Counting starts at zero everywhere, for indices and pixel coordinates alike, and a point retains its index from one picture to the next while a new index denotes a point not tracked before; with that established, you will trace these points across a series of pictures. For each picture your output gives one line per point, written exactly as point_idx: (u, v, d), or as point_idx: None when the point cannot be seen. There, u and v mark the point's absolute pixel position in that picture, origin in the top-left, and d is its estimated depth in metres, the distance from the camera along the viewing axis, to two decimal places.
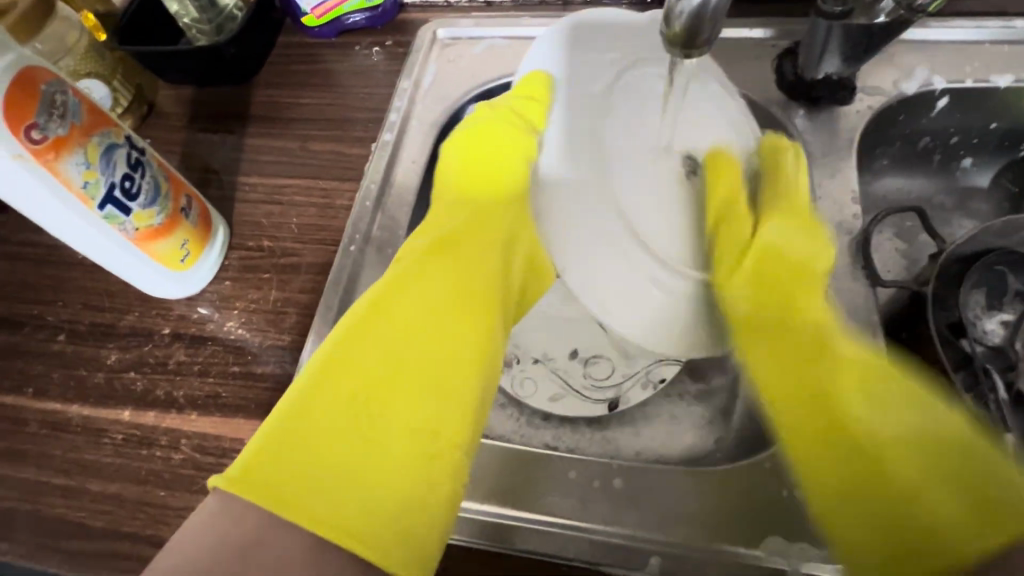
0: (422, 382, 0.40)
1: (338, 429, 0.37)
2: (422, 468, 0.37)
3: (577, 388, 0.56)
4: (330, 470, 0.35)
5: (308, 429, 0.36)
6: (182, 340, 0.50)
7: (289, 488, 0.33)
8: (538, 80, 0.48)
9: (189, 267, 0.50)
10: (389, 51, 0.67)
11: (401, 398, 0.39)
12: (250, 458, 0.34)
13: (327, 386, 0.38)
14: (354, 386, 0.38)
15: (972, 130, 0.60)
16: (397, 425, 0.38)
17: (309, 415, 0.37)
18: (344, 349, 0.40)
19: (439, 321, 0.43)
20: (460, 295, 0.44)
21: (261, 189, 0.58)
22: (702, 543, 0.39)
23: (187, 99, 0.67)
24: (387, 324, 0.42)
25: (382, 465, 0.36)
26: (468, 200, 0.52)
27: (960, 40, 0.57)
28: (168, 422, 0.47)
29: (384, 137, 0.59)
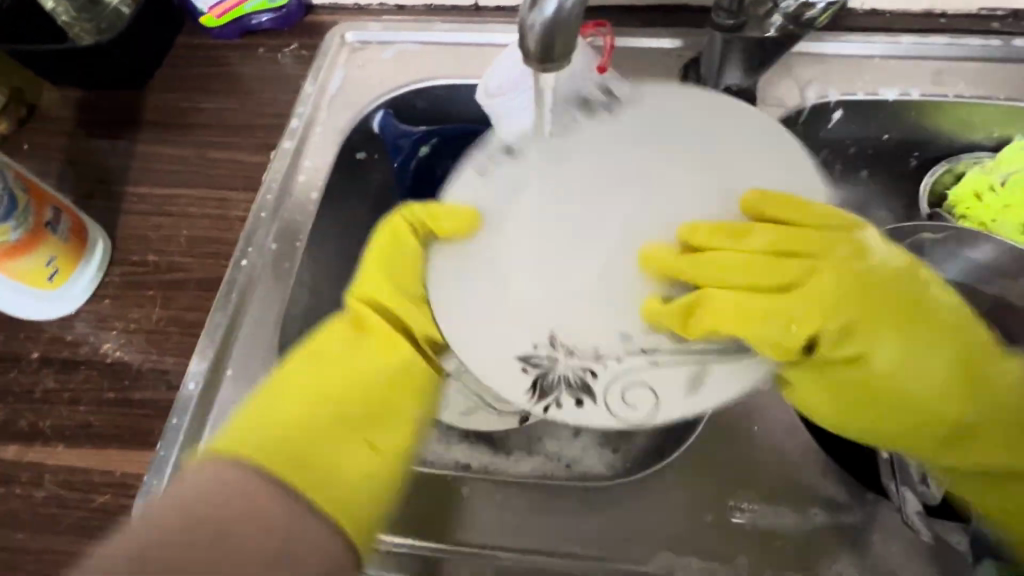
0: (355, 420, 0.36)
1: (323, 459, 0.33)
2: (379, 483, 0.34)
3: (490, 402, 0.52)
4: (292, 435, 0.33)
5: (283, 412, 0.35)
6: (52, 365, 0.46)
7: (289, 459, 0.32)
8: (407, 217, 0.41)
9: (58, 286, 0.47)
10: (296, 54, 0.65)
11: (391, 413, 0.37)
12: (238, 438, 0.33)
13: (312, 378, 0.37)
14: (294, 386, 0.36)
15: (868, 140, 0.62)
16: (389, 435, 0.37)
17: (274, 417, 0.34)
18: (299, 367, 0.37)
19: (381, 411, 0.37)
20: (366, 376, 0.37)
21: (150, 199, 0.55)
22: (595, 561, 0.39)
23: (73, 102, 0.62)
24: (310, 370, 0.37)
25: (322, 477, 0.33)
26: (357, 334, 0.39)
27: (852, 52, 0.59)
28: (31, 456, 0.43)
29: (284, 145, 0.56)
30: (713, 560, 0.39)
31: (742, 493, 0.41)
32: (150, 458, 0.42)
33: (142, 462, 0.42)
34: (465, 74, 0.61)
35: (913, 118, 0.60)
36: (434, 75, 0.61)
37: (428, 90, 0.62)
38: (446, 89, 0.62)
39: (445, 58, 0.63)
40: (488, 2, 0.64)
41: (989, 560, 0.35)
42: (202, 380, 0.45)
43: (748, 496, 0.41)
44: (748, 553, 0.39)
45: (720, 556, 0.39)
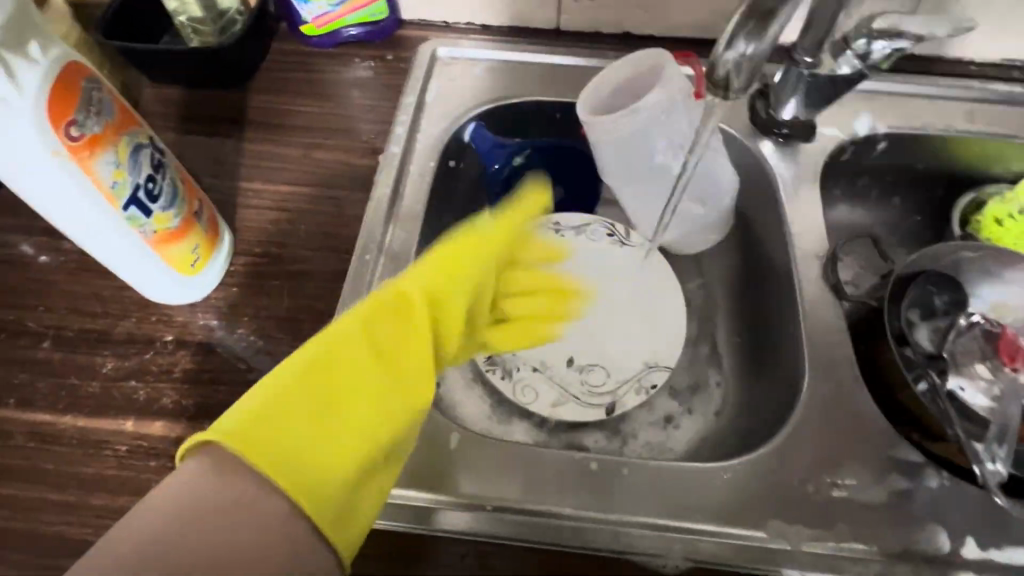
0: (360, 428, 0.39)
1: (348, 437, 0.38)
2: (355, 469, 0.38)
3: (575, 395, 0.57)
4: (292, 449, 0.36)
5: (282, 435, 0.36)
6: (188, 347, 0.49)
7: (273, 443, 0.35)
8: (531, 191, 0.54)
9: (197, 272, 0.49)
10: (388, 65, 0.69)
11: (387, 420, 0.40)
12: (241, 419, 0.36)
13: (326, 396, 0.38)
14: (324, 385, 0.39)
15: (904, 169, 0.70)
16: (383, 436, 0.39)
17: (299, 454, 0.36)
18: (320, 360, 0.39)
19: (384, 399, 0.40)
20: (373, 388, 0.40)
21: (264, 195, 0.58)
22: (716, 529, 0.43)
23: (175, 100, 0.65)
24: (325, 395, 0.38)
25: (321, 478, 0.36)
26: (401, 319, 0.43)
27: (894, 91, 0.67)
28: (178, 432, 0.45)
29: (391, 149, 0.60)
30: (819, 528, 0.43)
31: (836, 471, 0.46)
32: None
33: None
34: (552, 92, 0.66)
35: (945, 151, 0.68)
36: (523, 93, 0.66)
37: (516, 106, 0.67)
38: (534, 106, 0.67)
39: (532, 77, 0.68)
40: (571, 27, 0.69)
41: None
42: None
43: (844, 473, 0.46)
44: (847, 521, 0.44)
45: (823, 525, 0.44)
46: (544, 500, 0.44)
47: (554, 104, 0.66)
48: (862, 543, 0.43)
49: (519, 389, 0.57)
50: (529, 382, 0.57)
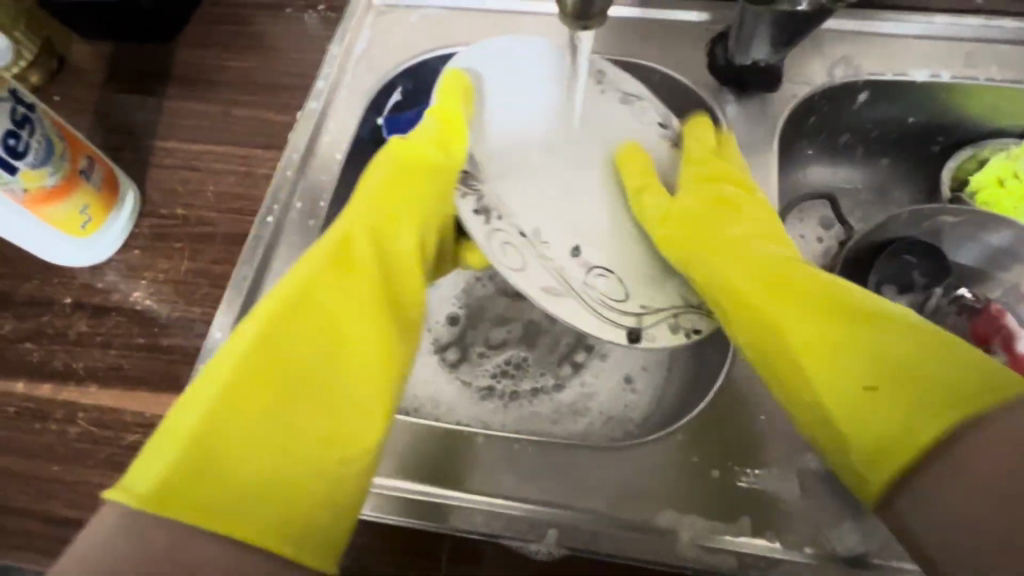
0: (290, 453, 0.34)
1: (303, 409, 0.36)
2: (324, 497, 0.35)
3: (587, 301, 0.47)
4: (229, 497, 0.32)
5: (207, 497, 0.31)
6: (84, 310, 0.48)
7: (202, 494, 0.31)
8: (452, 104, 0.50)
9: (91, 234, 0.48)
10: (323, 16, 0.64)
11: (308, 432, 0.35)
12: (161, 474, 0.31)
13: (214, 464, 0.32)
14: (261, 392, 0.35)
15: (892, 123, 0.61)
16: (309, 472, 0.34)
17: (252, 452, 0.33)
18: (206, 423, 0.33)
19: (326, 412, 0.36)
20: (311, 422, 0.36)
21: (177, 154, 0.56)
22: (605, 516, 0.40)
23: (103, 55, 0.63)
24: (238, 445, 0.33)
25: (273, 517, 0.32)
26: (291, 323, 0.37)
27: (883, 33, 0.59)
28: (65, 395, 0.45)
29: (310, 105, 0.57)
30: (716, 520, 0.39)
31: (748, 458, 0.42)
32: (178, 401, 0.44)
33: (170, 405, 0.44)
34: None
35: (939, 101, 0.59)
36: (460, 43, 0.61)
37: (452, 57, 0.62)
38: None
39: (470, 25, 0.62)
40: None
41: None
42: (227, 331, 0.46)
43: (754, 461, 0.41)
44: (751, 513, 0.40)
45: (723, 516, 0.40)
46: (425, 483, 0.41)
47: None
48: (764, 538, 0.39)
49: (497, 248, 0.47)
50: (528, 266, 0.47)
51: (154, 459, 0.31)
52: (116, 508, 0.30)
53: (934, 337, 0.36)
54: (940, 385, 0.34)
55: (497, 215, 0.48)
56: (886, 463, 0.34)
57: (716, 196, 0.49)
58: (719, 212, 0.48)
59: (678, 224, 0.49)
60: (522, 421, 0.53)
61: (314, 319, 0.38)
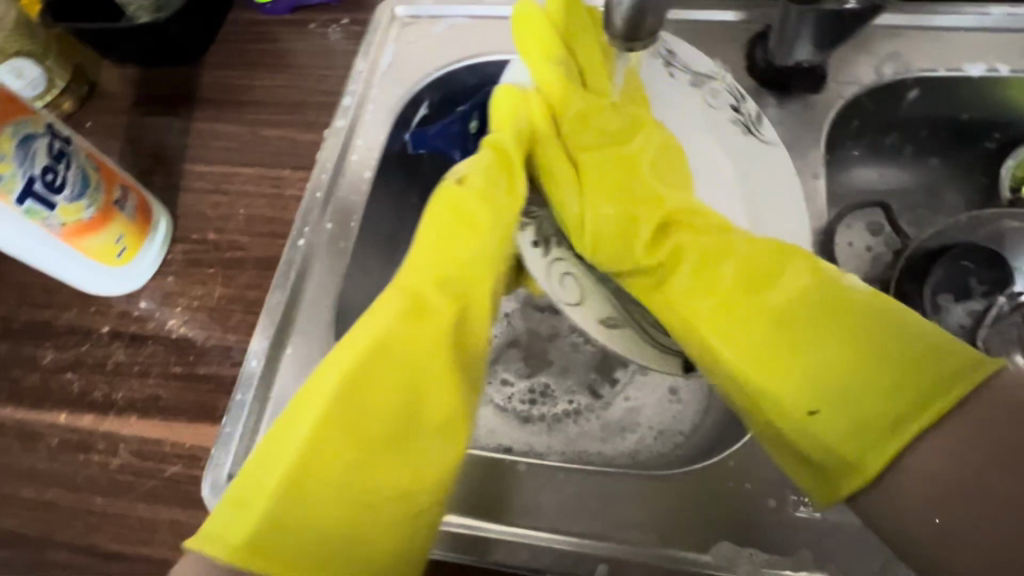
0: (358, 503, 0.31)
1: (382, 460, 0.32)
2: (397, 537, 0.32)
3: (649, 330, 0.42)
4: (315, 544, 0.30)
5: (308, 543, 0.30)
6: (121, 339, 0.48)
7: (276, 554, 0.29)
8: (510, 94, 0.45)
9: (127, 263, 0.48)
10: (346, 30, 0.64)
11: (380, 476, 0.32)
12: (229, 535, 0.29)
13: (306, 502, 0.30)
14: (334, 443, 0.31)
15: (944, 120, 0.58)
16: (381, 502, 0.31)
17: (332, 503, 0.30)
18: (300, 462, 0.30)
19: (379, 457, 0.32)
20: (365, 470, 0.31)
21: (208, 177, 0.56)
22: (656, 551, 0.38)
23: (131, 79, 0.63)
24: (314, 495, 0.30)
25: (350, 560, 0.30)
26: (364, 365, 0.33)
27: (933, 27, 0.55)
28: (106, 426, 0.45)
29: (337, 123, 0.56)
30: (773, 554, 0.38)
31: None
32: (216, 431, 0.44)
33: (209, 436, 0.44)
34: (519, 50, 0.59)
35: (996, 95, 0.55)
36: (487, 52, 0.60)
37: (478, 68, 0.60)
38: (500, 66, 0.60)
39: (497, 34, 0.61)
40: None
41: None
42: (263, 358, 0.46)
43: None
44: (810, 546, 0.38)
45: (780, 550, 0.38)
46: (469, 514, 0.40)
47: None
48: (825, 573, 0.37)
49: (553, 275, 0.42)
50: (587, 299, 0.42)
51: (234, 520, 0.29)
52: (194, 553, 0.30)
53: (904, 338, 0.31)
54: (903, 389, 0.30)
55: (557, 244, 0.44)
56: (858, 464, 0.31)
57: (663, 153, 0.45)
58: (635, 172, 0.43)
59: (598, 186, 0.43)
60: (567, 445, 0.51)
61: (382, 363, 0.33)
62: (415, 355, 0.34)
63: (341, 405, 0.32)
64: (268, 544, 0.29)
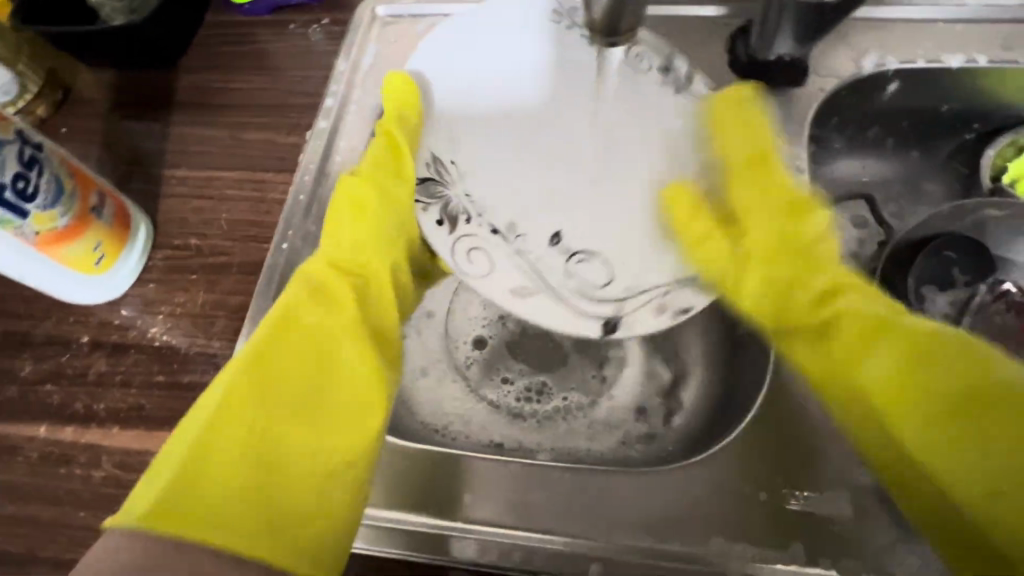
0: (274, 462, 0.34)
1: (298, 427, 0.35)
2: (309, 501, 0.34)
3: (557, 290, 0.48)
4: (235, 505, 0.31)
5: (219, 498, 0.31)
6: (102, 349, 0.47)
7: (196, 511, 0.30)
8: (402, 85, 0.52)
9: (105, 270, 0.47)
10: (327, 30, 0.63)
11: (296, 440, 0.35)
12: (160, 495, 0.30)
13: (214, 463, 0.32)
14: (240, 411, 0.34)
15: (924, 112, 0.59)
16: (299, 464, 0.34)
17: (237, 467, 0.32)
18: (211, 426, 0.33)
19: (301, 420, 0.36)
20: (297, 428, 0.35)
21: (188, 182, 0.55)
22: (650, 548, 0.38)
23: (107, 83, 0.62)
24: (228, 451, 0.32)
25: (265, 516, 0.32)
26: (290, 338, 0.38)
27: (913, 19, 0.56)
28: (88, 438, 0.44)
29: (319, 124, 0.56)
30: (766, 546, 0.38)
31: (796, 479, 0.40)
32: None
33: None
34: None
35: (974, 86, 0.56)
36: None
37: None
38: None
39: None
40: None
41: None
42: None
43: (804, 482, 0.40)
44: (802, 539, 0.38)
45: (774, 543, 0.38)
46: (458, 517, 0.40)
47: None
48: (819, 565, 0.37)
49: (465, 257, 0.49)
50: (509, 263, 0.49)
51: (150, 485, 0.30)
52: (114, 533, 0.29)
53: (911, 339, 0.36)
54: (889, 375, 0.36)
55: (465, 219, 0.50)
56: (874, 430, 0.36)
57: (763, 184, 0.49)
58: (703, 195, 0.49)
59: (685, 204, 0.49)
60: (559, 443, 0.51)
61: (301, 332, 0.38)
62: (325, 343, 0.39)
63: (257, 387, 0.35)
64: (174, 505, 0.30)
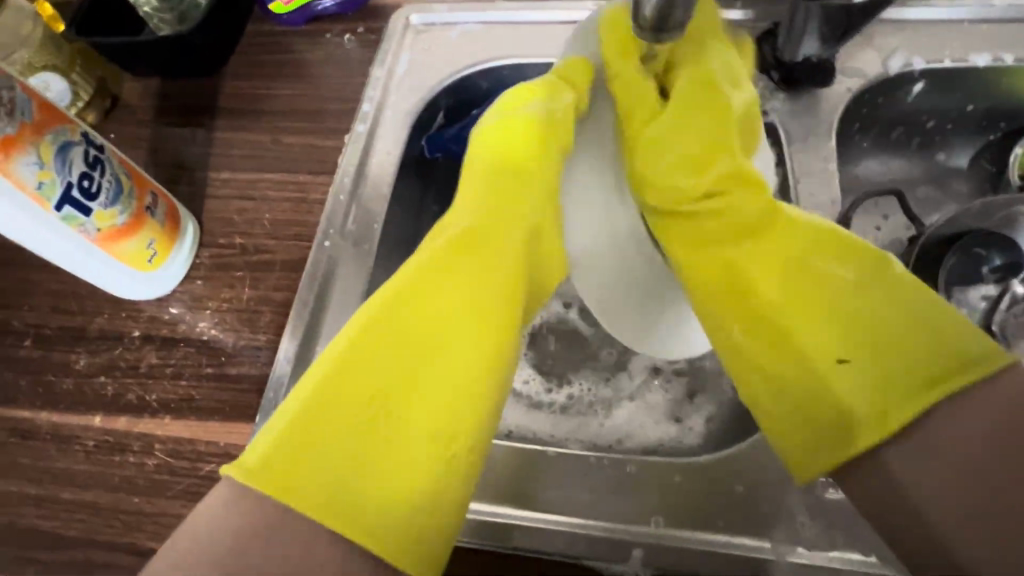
0: (413, 475, 0.36)
1: (435, 438, 0.37)
2: (418, 511, 0.35)
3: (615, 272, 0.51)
4: (314, 478, 0.33)
5: (309, 471, 0.34)
6: (153, 343, 0.49)
7: (295, 474, 0.33)
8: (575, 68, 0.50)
9: (157, 267, 0.49)
10: (362, 39, 0.65)
11: (425, 463, 0.36)
12: (268, 449, 0.34)
13: (372, 447, 0.36)
14: (412, 406, 0.38)
15: (949, 112, 0.59)
16: (438, 479, 0.36)
17: (371, 464, 0.35)
18: (319, 404, 0.36)
19: (443, 436, 0.38)
20: (435, 444, 0.37)
21: (232, 184, 0.57)
22: (688, 535, 0.39)
23: (152, 91, 0.64)
24: (340, 434, 0.36)
25: (397, 512, 0.34)
26: (482, 336, 0.41)
27: (938, 20, 0.57)
28: (141, 427, 0.46)
29: (357, 128, 0.58)
30: (806, 534, 0.38)
31: None
32: (250, 429, 0.45)
33: (242, 434, 0.45)
34: (530, 55, 0.61)
35: (1002, 85, 0.56)
36: (499, 57, 0.61)
37: (492, 71, 0.62)
38: (513, 69, 0.62)
39: (509, 39, 0.62)
40: None
41: None
42: (293, 358, 0.47)
43: None
44: (840, 527, 0.38)
45: (814, 531, 0.38)
46: (501, 504, 0.41)
47: (533, 66, 0.61)
48: (858, 552, 0.38)
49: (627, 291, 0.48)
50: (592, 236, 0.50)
51: (333, 428, 0.36)
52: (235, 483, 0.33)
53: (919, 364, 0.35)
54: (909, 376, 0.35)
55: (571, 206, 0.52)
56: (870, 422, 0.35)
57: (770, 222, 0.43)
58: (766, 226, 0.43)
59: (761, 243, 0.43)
60: (572, 432, 0.52)
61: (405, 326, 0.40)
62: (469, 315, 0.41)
63: (397, 402, 0.38)
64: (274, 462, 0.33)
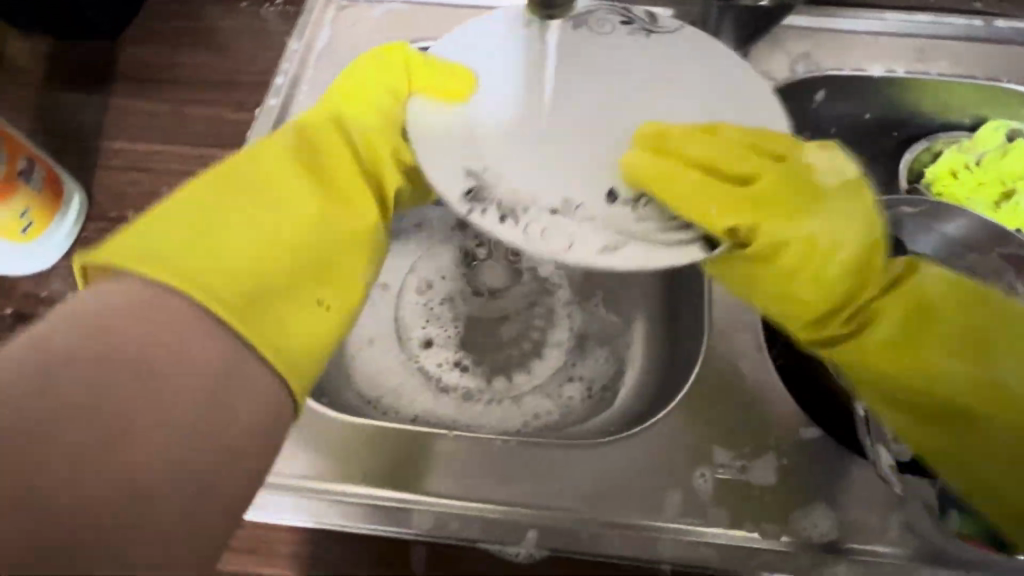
0: (262, 284, 0.32)
1: (284, 254, 0.34)
2: (259, 320, 0.31)
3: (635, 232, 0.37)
4: (190, 255, 0.31)
5: (169, 254, 0.30)
6: (27, 322, 0.45)
7: (145, 255, 0.29)
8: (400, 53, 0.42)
9: (32, 240, 0.45)
10: (280, 10, 0.62)
11: (269, 283, 0.33)
12: (119, 243, 0.30)
13: (220, 254, 0.32)
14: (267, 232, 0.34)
15: (849, 119, 0.63)
16: (279, 306, 0.32)
17: (245, 282, 0.32)
18: (193, 201, 0.34)
19: (279, 267, 0.34)
20: (270, 260, 0.34)
21: (128, 155, 0.53)
22: (583, 515, 0.39)
23: (42, 52, 0.59)
24: (213, 240, 0.32)
25: (262, 309, 0.31)
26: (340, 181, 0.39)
27: (840, 29, 0.60)
28: None
29: (269, 102, 0.55)
30: (697, 515, 0.39)
31: (724, 452, 0.42)
32: None
33: None
34: None
35: (894, 95, 0.60)
36: (423, 38, 0.60)
37: None
38: None
39: (435, 21, 0.61)
40: None
41: (957, 514, 0.37)
42: None
43: (737, 453, 0.41)
44: (728, 507, 0.40)
45: (704, 512, 0.39)
46: (403, 489, 0.40)
47: None
48: (743, 529, 0.39)
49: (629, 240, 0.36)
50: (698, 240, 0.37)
51: (180, 227, 0.32)
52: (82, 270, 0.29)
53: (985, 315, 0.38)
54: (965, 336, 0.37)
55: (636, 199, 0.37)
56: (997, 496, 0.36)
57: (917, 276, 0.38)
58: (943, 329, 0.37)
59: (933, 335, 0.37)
60: (479, 418, 0.52)
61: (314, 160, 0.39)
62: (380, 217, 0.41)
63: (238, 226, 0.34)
64: (129, 251, 0.30)
